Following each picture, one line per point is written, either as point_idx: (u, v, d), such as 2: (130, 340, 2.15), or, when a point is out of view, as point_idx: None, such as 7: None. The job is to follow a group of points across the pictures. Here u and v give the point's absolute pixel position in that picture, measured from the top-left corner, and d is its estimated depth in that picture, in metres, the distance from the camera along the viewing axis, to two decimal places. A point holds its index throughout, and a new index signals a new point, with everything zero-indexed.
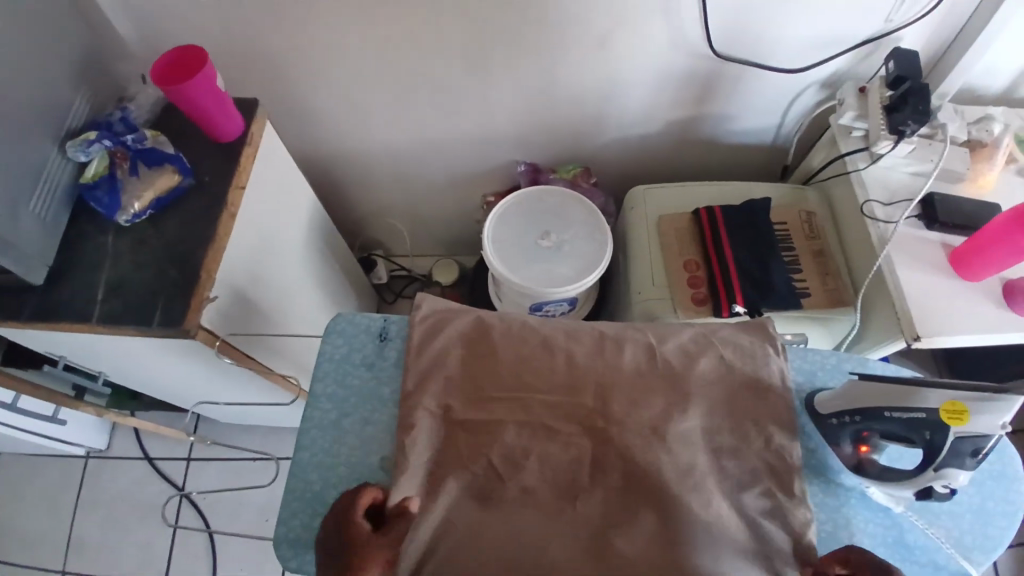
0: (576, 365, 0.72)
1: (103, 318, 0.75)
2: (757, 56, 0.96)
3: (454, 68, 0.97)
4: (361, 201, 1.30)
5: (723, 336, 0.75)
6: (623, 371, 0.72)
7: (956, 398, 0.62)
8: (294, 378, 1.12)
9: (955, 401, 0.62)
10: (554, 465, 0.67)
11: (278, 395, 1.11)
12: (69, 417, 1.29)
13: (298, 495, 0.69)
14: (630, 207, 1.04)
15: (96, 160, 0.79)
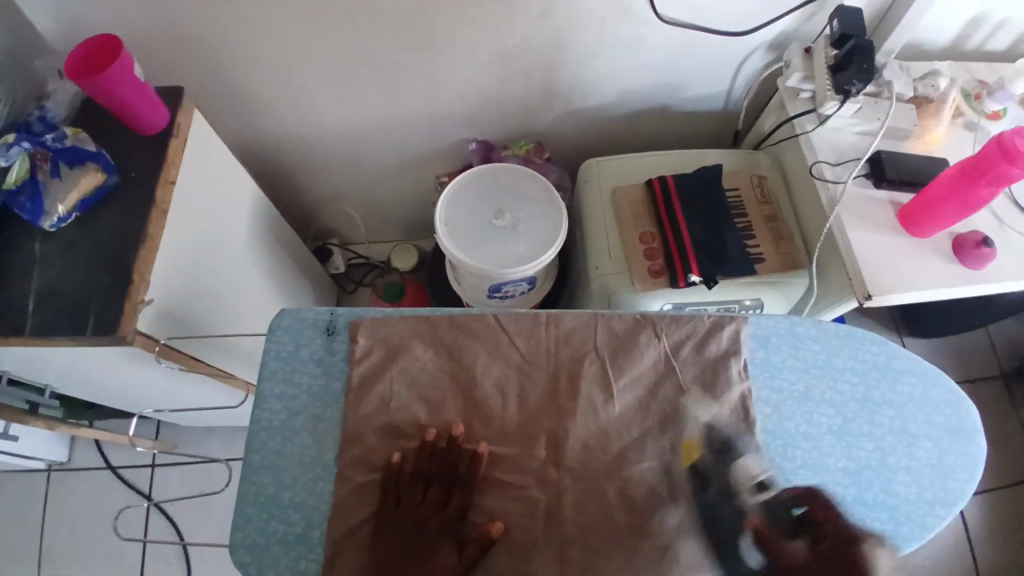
0: (530, 368, 0.72)
1: (33, 331, 0.72)
2: (704, 19, 0.94)
3: (394, 44, 0.94)
4: (312, 189, 1.26)
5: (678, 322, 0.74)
6: (575, 372, 0.72)
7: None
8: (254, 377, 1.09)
9: None
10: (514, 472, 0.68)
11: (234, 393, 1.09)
12: (20, 432, 1.23)
13: (253, 498, 0.67)
14: (583, 181, 1.02)
15: (18, 165, 0.74)
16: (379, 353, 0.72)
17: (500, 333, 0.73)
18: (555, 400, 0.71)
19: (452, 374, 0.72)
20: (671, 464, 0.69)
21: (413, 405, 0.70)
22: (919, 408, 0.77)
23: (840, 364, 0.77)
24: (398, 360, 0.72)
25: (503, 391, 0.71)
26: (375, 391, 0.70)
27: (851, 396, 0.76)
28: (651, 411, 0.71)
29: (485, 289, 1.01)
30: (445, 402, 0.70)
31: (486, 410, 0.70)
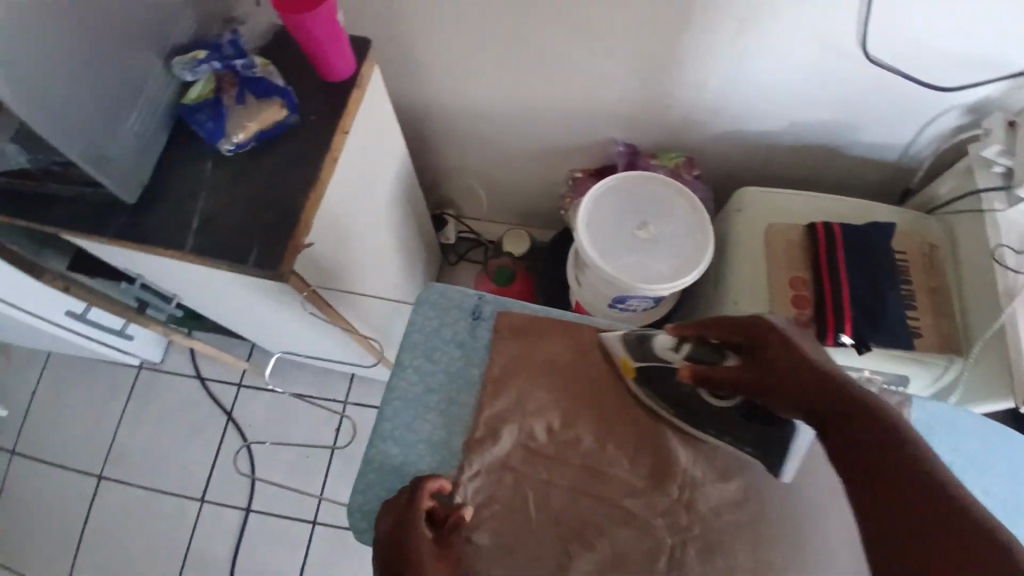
0: None
1: (194, 250, 0.73)
2: (908, 66, 0.87)
3: (575, 33, 0.91)
4: (444, 157, 1.25)
5: None
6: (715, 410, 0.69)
7: (626, 355, 0.70)
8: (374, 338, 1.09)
9: None
10: (638, 506, 0.64)
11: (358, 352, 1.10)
12: (137, 333, 1.33)
13: (377, 465, 0.67)
14: (736, 209, 0.97)
15: (203, 82, 0.76)
16: (515, 346, 0.71)
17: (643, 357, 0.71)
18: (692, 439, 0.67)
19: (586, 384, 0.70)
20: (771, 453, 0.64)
21: (545, 410, 0.68)
22: None
23: (994, 467, 0.73)
24: (540, 359, 0.71)
25: (636, 415, 0.68)
26: (504, 390, 0.69)
27: (999, 504, 0.72)
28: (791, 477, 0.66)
29: (609, 297, 0.98)
30: (576, 412, 0.68)
31: (615, 429, 0.67)
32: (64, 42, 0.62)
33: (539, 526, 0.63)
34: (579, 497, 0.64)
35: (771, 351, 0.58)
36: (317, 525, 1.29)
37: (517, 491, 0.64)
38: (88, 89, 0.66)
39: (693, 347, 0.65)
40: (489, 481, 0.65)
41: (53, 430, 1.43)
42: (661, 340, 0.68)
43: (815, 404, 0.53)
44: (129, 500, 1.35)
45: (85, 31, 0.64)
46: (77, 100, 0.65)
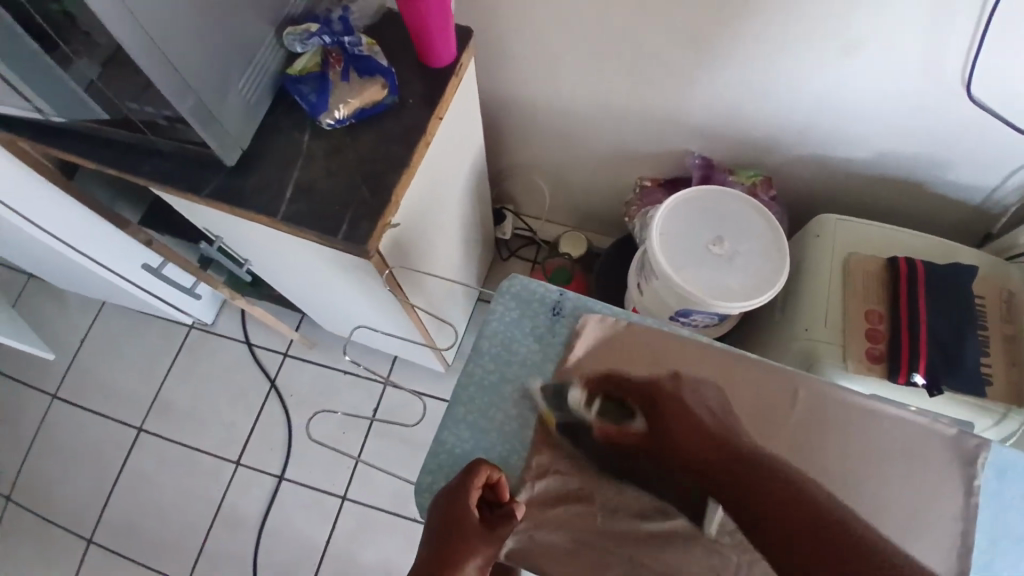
0: (756, 420, 0.66)
1: (285, 217, 0.74)
2: (1007, 108, 0.86)
3: (673, 42, 0.91)
4: (514, 151, 1.26)
5: (911, 429, 0.67)
6: (801, 438, 0.66)
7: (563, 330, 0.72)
8: (429, 324, 1.10)
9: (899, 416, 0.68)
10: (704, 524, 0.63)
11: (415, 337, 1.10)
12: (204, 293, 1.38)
13: (446, 450, 0.68)
14: (815, 234, 0.96)
15: (310, 55, 0.78)
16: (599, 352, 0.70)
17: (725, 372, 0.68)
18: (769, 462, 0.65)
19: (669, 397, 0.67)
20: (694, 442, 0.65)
21: (619, 416, 0.67)
22: None
23: None
24: (616, 361, 0.69)
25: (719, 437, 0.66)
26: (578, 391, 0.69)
27: None
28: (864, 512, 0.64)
29: (674, 310, 0.97)
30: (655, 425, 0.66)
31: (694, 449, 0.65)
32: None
33: (603, 527, 0.63)
34: (647, 505, 0.64)
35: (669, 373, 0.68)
36: (346, 500, 1.30)
37: (581, 486, 0.65)
38: (210, 47, 0.68)
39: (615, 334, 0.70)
40: (558, 476, 0.66)
41: (98, 378, 1.46)
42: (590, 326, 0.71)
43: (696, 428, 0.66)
44: (165, 455, 1.38)
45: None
46: (199, 56, 0.67)
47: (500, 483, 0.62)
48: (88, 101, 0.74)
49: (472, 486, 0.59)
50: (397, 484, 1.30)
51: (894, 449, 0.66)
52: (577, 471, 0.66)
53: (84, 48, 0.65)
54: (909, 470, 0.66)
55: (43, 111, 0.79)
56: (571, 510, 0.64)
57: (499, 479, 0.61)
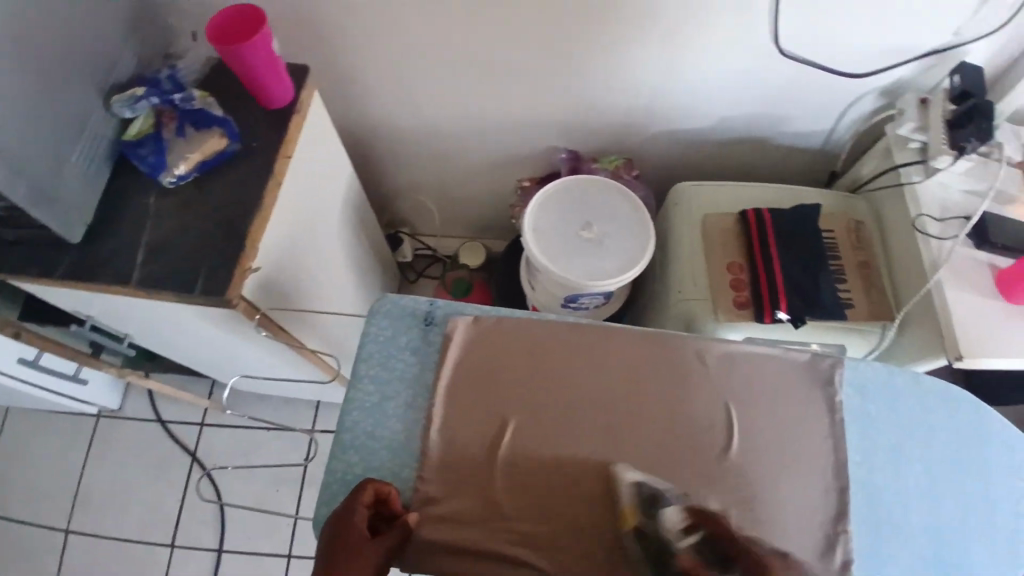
0: (622, 387, 0.73)
1: (140, 283, 0.74)
2: (821, 57, 0.93)
3: (509, 49, 0.95)
4: (393, 176, 1.28)
5: (765, 366, 0.74)
6: (662, 392, 0.72)
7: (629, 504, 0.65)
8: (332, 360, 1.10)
9: (759, 353, 0.75)
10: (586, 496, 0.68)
11: (318, 374, 1.11)
12: (90, 377, 1.32)
13: (339, 476, 0.69)
14: (673, 204, 1.02)
15: (142, 118, 0.78)
16: (472, 352, 0.73)
17: (603, 340, 0.75)
18: (637, 423, 0.71)
19: (538, 383, 0.72)
20: (574, 421, 0.71)
21: (496, 408, 0.71)
22: (1004, 477, 0.76)
23: (934, 422, 0.75)
24: (488, 356, 0.73)
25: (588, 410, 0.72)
26: (456, 394, 0.72)
27: (939, 456, 0.74)
28: (733, 445, 0.70)
29: (561, 297, 1.02)
30: (530, 412, 0.71)
31: (566, 426, 0.71)
32: (5, 72, 0.63)
33: (497, 518, 0.67)
34: (534, 489, 0.68)
35: (542, 363, 0.73)
36: (292, 558, 1.28)
37: (470, 480, 0.68)
38: (34, 126, 0.67)
39: (705, 540, 0.58)
40: (448, 479, 0.68)
41: (6, 487, 1.38)
42: (604, 430, 0.71)
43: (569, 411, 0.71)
44: (94, 554, 1.32)
45: (27, 63, 0.65)
46: (25, 137, 0.66)
47: (389, 497, 0.65)
48: None
49: (361, 502, 0.63)
50: None
51: (752, 386, 0.73)
52: (467, 468, 0.68)
53: None
54: (771, 400, 0.73)
55: None
56: (466, 509, 0.67)
57: (387, 492, 0.64)
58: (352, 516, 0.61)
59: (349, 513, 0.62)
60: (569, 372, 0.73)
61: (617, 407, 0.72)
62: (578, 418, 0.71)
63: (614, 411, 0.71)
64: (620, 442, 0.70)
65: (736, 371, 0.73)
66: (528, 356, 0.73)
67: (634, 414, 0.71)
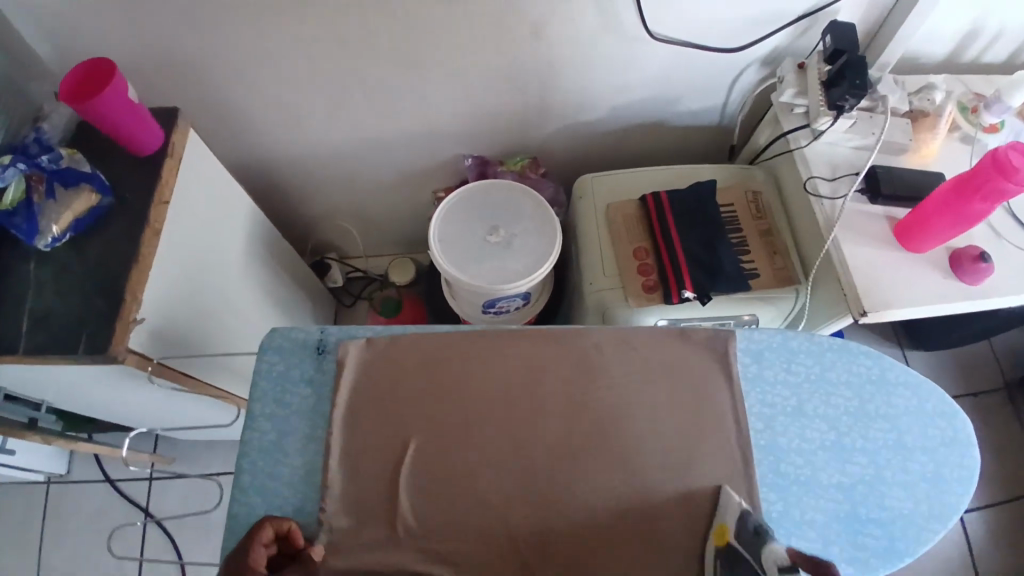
0: (521, 386, 0.73)
1: (26, 352, 0.73)
2: (694, 37, 0.94)
3: (387, 67, 0.95)
4: (308, 205, 1.27)
5: (659, 348, 0.75)
6: (561, 386, 0.73)
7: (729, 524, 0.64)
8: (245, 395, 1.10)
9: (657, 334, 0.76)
10: (495, 500, 0.68)
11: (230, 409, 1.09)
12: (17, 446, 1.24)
13: (248, 517, 0.69)
14: (577, 196, 1.02)
15: (13, 186, 0.74)
16: (367, 372, 0.73)
17: (493, 346, 0.75)
18: (539, 420, 0.71)
19: (436, 393, 0.72)
20: (477, 427, 0.71)
21: (395, 425, 0.71)
22: (913, 422, 0.76)
23: (833, 378, 0.77)
24: (383, 375, 0.73)
25: (488, 414, 0.71)
26: (354, 416, 0.71)
27: (843, 411, 0.76)
28: (636, 427, 0.71)
29: (480, 304, 1.01)
30: (430, 425, 0.71)
31: (468, 433, 0.70)
32: None
33: (408, 535, 0.66)
34: (443, 502, 0.67)
35: (438, 374, 0.73)
36: None
37: (377, 500, 0.68)
38: None
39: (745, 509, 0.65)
40: (354, 503, 0.67)
41: None
42: (506, 431, 0.71)
43: (469, 417, 0.71)
44: None
45: None
46: None
47: (291, 532, 0.64)
48: None
49: (258, 542, 0.62)
50: None
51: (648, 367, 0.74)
52: (373, 489, 0.68)
53: None
54: (671, 376, 0.74)
55: None
56: (374, 529, 0.66)
57: (287, 528, 0.64)
58: (249, 564, 0.61)
59: (245, 558, 0.61)
60: (467, 379, 0.73)
61: (516, 408, 0.72)
62: (479, 423, 0.71)
63: (514, 412, 0.72)
64: (524, 442, 0.70)
65: (632, 353, 0.74)
66: (424, 369, 0.73)
67: (536, 413, 0.71)
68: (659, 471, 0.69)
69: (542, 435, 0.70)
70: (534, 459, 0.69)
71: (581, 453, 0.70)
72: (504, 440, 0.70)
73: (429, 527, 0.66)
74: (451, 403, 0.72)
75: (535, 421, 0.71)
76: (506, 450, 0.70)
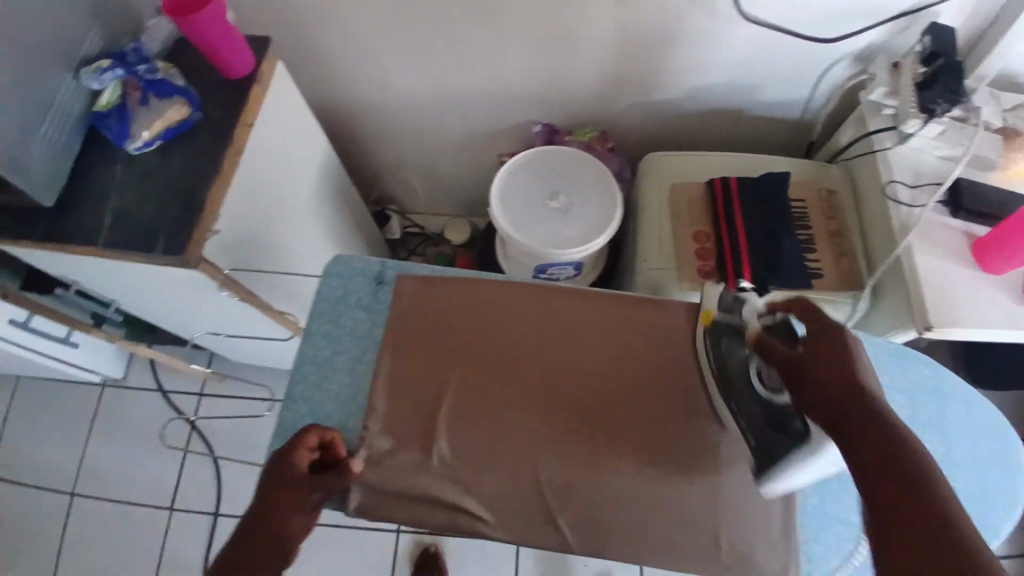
0: (567, 342, 0.74)
1: (104, 246, 0.77)
2: (788, 22, 0.91)
3: (472, 20, 0.95)
4: (376, 154, 1.30)
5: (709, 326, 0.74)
6: (605, 347, 0.74)
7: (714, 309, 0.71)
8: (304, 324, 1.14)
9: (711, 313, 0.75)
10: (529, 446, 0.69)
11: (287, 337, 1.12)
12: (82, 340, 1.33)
13: (290, 428, 0.72)
14: (642, 173, 1.00)
15: (109, 89, 0.79)
16: (419, 307, 0.75)
17: (545, 300, 0.76)
18: (579, 377, 0.72)
19: (483, 336, 0.74)
20: (519, 374, 0.72)
21: (441, 361, 0.73)
22: (964, 439, 0.74)
23: (885, 382, 0.75)
24: (435, 312, 0.75)
25: (531, 363, 0.73)
26: (403, 347, 0.73)
27: None
28: (676, 397, 0.71)
29: (532, 268, 1.02)
30: (475, 365, 0.72)
31: (510, 378, 0.72)
32: None
33: (441, 466, 0.68)
34: (478, 439, 0.69)
35: (487, 319, 0.75)
36: None
37: (415, 427, 0.70)
38: None
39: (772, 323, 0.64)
40: (393, 428, 0.70)
41: (19, 457, 1.49)
42: (547, 382, 0.72)
43: (512, 363, 0.73)
44: (100, 517, 1.41)
45: None
46: None
47: (335, 444, 0.66)
48: None
49: (303, 448, 0.64)
50: None
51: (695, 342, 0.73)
52: (413, 419, 0.70)
53: None
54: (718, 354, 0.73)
55: None
56: (409, 455, 0.69)
57: (332, 440, 0.65)
58: (292, 465, 0.63)
59: (289, 460, 0.63)
60: (515, 328, 0.74)
61: (559, 362, 0.73)
62: (522, 370, 0.72)
63: (557, 365, 0.73)
64: (563, 394, 0.71)
65: (682, 327, 0.74)
66: (474, 313, 0.75)
67: (578, 369, 0.72)
68: (693, 442, 0.69)
69: (582, 391, 0.71)
70: (572, 414, 0.70)
71: (618, 413, 0.70)
72: (544, 390, 0.71)
73: (462, 461, 0.69)
74: (497, 348, 0.73)
75: (577, 377, 0.72)
76: (544, 399, 0.71)
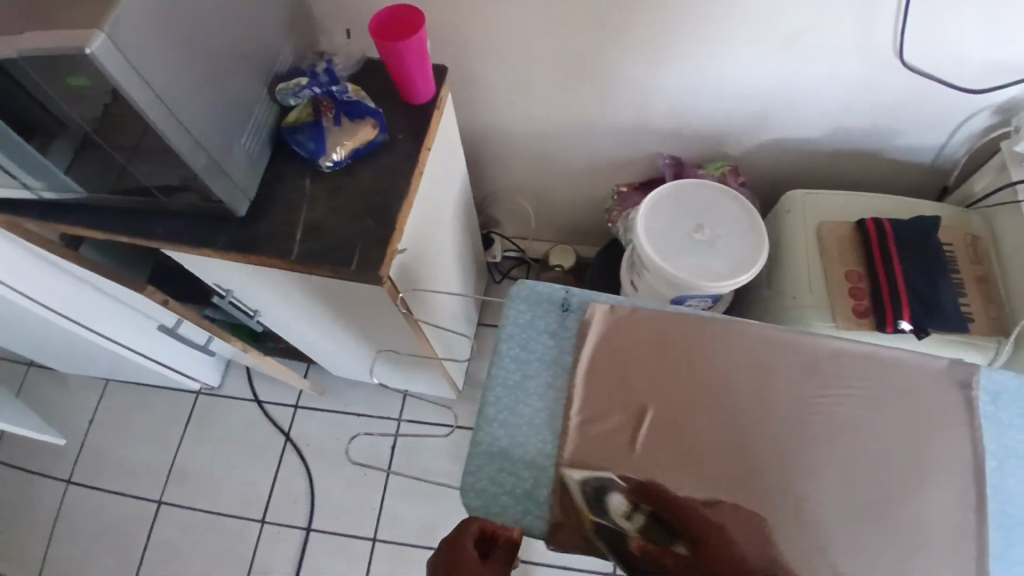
0: (755, 376, 0.74)
1: (296, 257, 0.79)
2: (941, 71, 0.94)
3: (628, 55, 0.98)
4: (494, 178, 1.33)
5: (898, 369, 0.74)
6: (796, 383, 0.74)
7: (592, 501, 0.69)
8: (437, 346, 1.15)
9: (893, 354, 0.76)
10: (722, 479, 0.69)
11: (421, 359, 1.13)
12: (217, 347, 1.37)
13: (484, 446, 0.74)
14: (785, 211, 1.03)
15: (301, 106, 0.84)
16: (608, 336, 0.77)
17: (732, 335, 0.76)
18: (770, 412, 0.72)
19: (671, 367, 0.75)
20: (708, 406, 0.73)
21: (631, 389, 0.74)
22: None
23: None
24: (622, 341, 0.77)
25: (719, 396, 0.73)
26: (593, 373, 0.75)
27: None
28: (870, 438, 0.71)
29: (668, 298, 1.03)
30: (664, 395, 0.73)
31: (699, 410, 0.73)
32: (186, 61, 0.67)
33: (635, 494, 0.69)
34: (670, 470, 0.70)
35: (674, 351, 0.76)
36: (376, 541, 1.35)
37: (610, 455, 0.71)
38: (210, 112, 0.72)
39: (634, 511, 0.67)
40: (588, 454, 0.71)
41: (108, 459, 1.50)
42: (736, 416, 0.72)
43: (701, 396, 0.73)
44: (189, 524, 1.41)
45: (199, 54, 0.69)
46: (207, 121, 0.72)
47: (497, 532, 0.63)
48: (69, 184, 0.80)
49: (466, 534, 0.62)
50: (424, 515, 1.36)
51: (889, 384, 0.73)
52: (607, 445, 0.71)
53: (63, 130, 0.70)
54: (911, 397, 0.73)
55: (31, 188, 0.82)
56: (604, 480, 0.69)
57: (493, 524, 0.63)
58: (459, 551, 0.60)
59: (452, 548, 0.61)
60: (702, 360, 0.75)
61: (749, 397, 0.73)
62: (711, 403, 0.73)
63: (746, 400, 0.73)
64: (753, 428, 0.72)
65: (873, 366, 0.74)
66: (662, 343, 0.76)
67: (768, 405, 0.73)
68: (889, 485, 0.69)
69: (773, 426, 0.72)
70: (764, 448, 0.71)
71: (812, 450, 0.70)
72: (734, 423, 0.72)
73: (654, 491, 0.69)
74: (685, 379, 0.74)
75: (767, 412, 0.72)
76: (735, 433, 0.71)
